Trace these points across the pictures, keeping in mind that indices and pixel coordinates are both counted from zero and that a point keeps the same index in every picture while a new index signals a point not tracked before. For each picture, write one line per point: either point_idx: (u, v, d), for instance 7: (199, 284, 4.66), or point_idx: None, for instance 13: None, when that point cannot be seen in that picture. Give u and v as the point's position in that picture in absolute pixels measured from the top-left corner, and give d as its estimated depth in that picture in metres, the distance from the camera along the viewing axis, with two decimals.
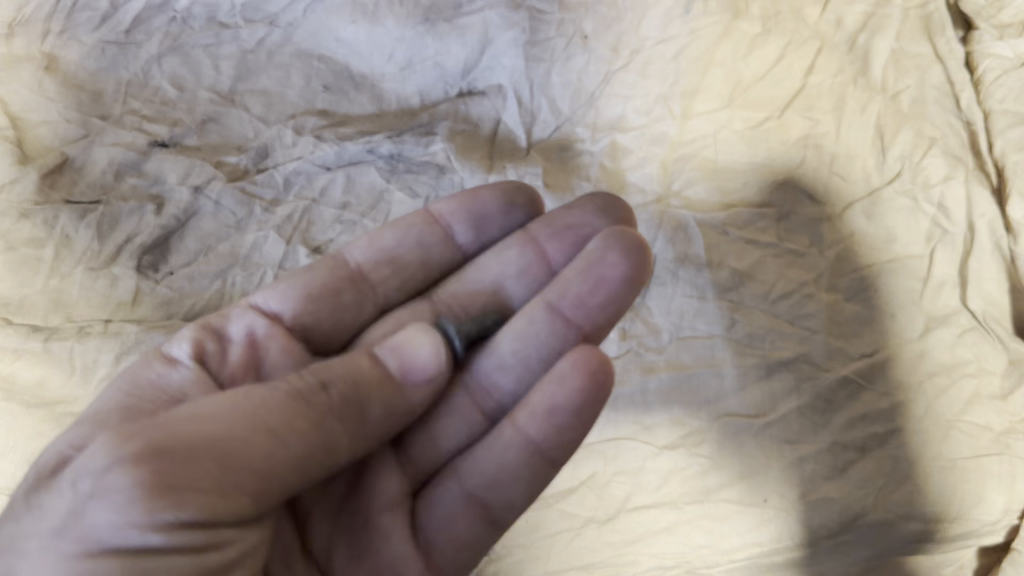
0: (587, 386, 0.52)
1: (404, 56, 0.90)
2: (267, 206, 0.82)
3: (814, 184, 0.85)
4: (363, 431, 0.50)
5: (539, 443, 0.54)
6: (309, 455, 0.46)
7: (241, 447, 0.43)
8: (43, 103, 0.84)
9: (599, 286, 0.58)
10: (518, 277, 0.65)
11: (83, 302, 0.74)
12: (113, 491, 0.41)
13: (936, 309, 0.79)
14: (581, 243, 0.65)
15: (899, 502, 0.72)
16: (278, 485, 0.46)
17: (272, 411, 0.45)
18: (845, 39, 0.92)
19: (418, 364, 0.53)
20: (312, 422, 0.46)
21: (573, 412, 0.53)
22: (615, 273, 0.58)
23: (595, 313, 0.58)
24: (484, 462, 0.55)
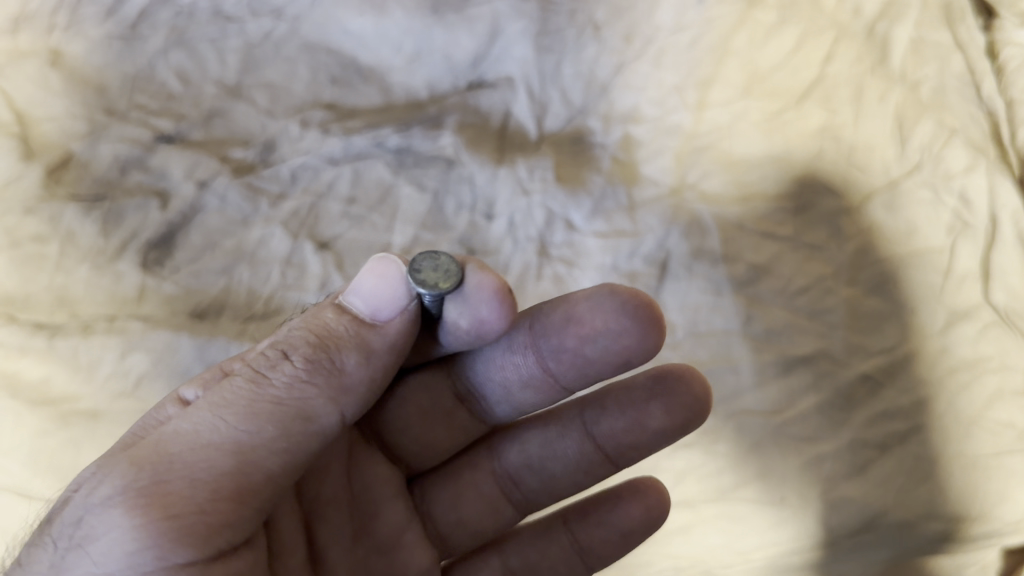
0: (645, 518, 0.61)
1: (413, 48, 0.88)
2: (273, 200, 0.80)
3: (832, 176, 0.83)
4: (345, 387, 0.43)
5: (588, 551, 0.62)
6: (288, 430, 0.41)
7: (209, 449, 0.40)
8: (46, 96, 0.82)
9: (641, 429, 0.58)
10: (522, 388, 0.56)
11: (88, 299, 0.73)
12: (94, 540, 0.38)
13: (959, 303, 0.77)
14: (596, 359, 0.53)
15: (921, 500, 0.70)
16: (266, 477, 0.41)
17: (235, 396, 0.42)
18: (863, 28, 0.90)
19: (380, 304, 0.45)
20: (279, 394, 0.42)
21: (624, 535, 0.61)
22: (654, 421, 0.57)
23: (622, 446, 0.59)
24: (539, 556, 0.62)
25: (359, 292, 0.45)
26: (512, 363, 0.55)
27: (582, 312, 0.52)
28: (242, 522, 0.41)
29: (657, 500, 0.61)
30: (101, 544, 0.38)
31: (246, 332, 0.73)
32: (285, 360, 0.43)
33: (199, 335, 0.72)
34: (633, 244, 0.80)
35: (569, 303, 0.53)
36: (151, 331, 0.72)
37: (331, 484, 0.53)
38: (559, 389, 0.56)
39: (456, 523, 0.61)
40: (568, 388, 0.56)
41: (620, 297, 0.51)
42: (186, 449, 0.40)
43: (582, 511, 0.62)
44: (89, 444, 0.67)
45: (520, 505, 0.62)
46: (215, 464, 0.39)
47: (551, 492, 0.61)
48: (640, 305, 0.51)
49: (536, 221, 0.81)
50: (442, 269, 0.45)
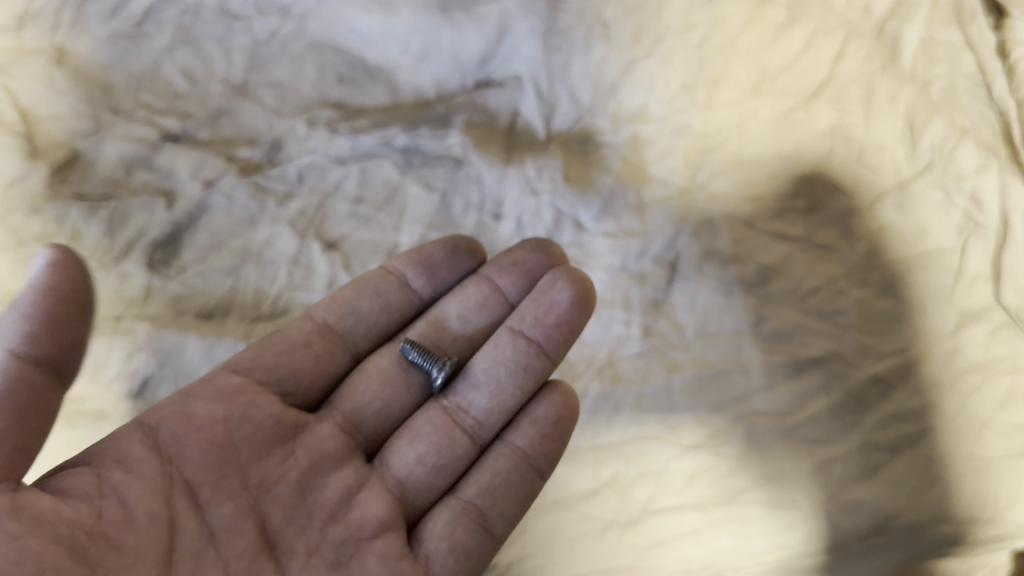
0: (562, 405, 0.64)
1: (420, 46, 0.88)
2: (280, 200, 0.80)
3: (841, 176, 0.83)
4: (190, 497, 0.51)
5: (527, 451, 0.63)
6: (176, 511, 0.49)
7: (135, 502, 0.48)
8: (51, 95, 0.82)
9: (554, 310, 0.65)
10: (478, 311, 0.70)
11: (94, 300, 0.73)
12: None
13: (970, 304, 0.76)
14: (531, 277, 0.70)
15: (932, 503, 0.69)
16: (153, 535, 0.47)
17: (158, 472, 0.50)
18: (874, 27, 0.89)
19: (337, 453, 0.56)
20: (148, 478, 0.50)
21: (555, 424, 0.63)
22: (566, 298, 0.65)
23: (552, 332, 0.65)
24: (486, 474, 0.62)
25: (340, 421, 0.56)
26: (467, 294, 0.70)
27: (522, 254, 0.72)
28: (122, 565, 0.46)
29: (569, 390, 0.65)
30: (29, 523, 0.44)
31: (253, 333, 0.73)
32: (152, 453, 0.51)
33: (206, 336, 0.72)
34: (641, 245, 0.79)
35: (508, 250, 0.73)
36: (158, 332, 0.71)
37: (274, 466, 0.55)
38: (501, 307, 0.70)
39: (411, 466, 0.61)
40: (512, 302, 0.70)
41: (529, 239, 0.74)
42: None
43: (509, 425, 0.64)
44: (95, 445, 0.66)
45: (473, 433, 0.63)
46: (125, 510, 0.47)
47: (502, 406, 0.64)
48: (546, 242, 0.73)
49: (544, 221, 0.81)
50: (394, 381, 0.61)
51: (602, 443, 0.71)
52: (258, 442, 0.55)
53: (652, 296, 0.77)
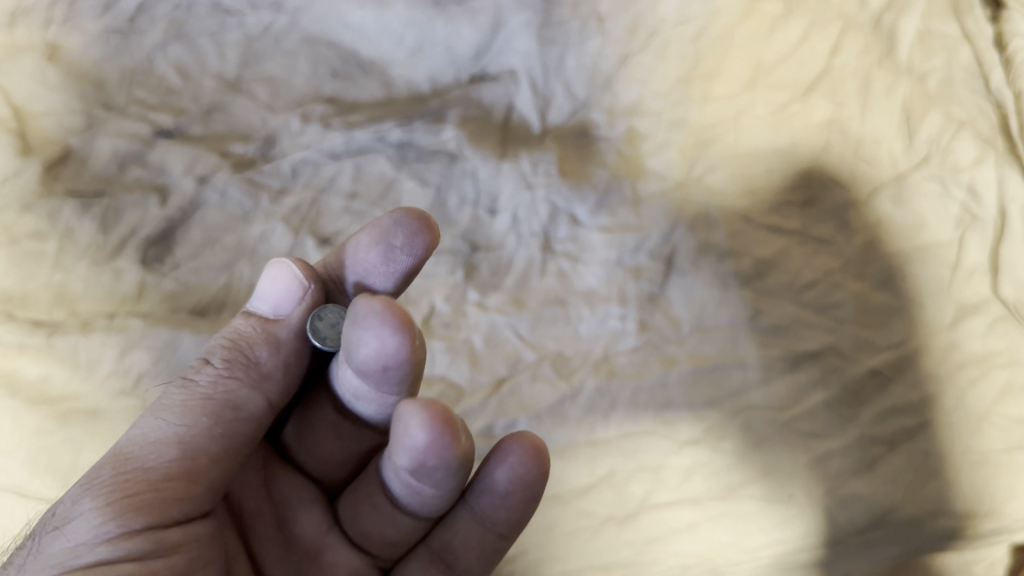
0: (519, 477, 0.55)
1: (415, 41, 0.88)
2: (274, 195, 0.80)
3: (838, 169, 0.82)
4: (264, 375, 0.51)
5: (485, 518, 0.57)
6: (215, 420, 0.48)
7: (157, 443, 0.47)
8: (43, 91, 0.81)
9: (423, 471, 0.51)
10: (360, 401, 0.56)
11: (87, 297, 0.73)
12: (69, 523, 0.45)
13: (968, 297, 0.76)
14: (384, 375, 0.51)
15: (929, 497, 0.69)
16: (209, 457, 0.48)
17: (171, 400, 0.49)
18: (870, 19, 0.89)
19: (281, 302, 0.53)
20: (208, 392, 0.49)
21: (504, 497, 0.56)
22: (431, 459, 0.50)
23: (437, 484, 0.52)
24: (449, 536, 0.58)
25: (263, 296, 0.53)
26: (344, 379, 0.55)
27: (357, 348, 0.49)
28: (197, 497, 0.47)
29: (529, 456, 0.55)
30: (79, 521, 0.44)
31: None
32: (208, 364, 0.51)
33: (200, 332, 0.71)
34: (638, 239, 0.79)
35: (352, 313, 0.49)
36: (151, 328, 0.71)
37: (253, 497, 0.56)
38: (387, 395, 0.54)
39: (365, 535, 0.58)
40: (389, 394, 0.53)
41: (363, 309, 0.49)
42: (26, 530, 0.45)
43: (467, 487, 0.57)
44: (88, 442, 0.66)
45: (411, 514, 0.57)
46: (162, 454, 0.46)
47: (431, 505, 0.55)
48: (390, 318, 0.48)
49: (540, 215, 0.80)
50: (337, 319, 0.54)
51: (599, 439, 0.70)
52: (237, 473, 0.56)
53: (648, 290, 0.77)
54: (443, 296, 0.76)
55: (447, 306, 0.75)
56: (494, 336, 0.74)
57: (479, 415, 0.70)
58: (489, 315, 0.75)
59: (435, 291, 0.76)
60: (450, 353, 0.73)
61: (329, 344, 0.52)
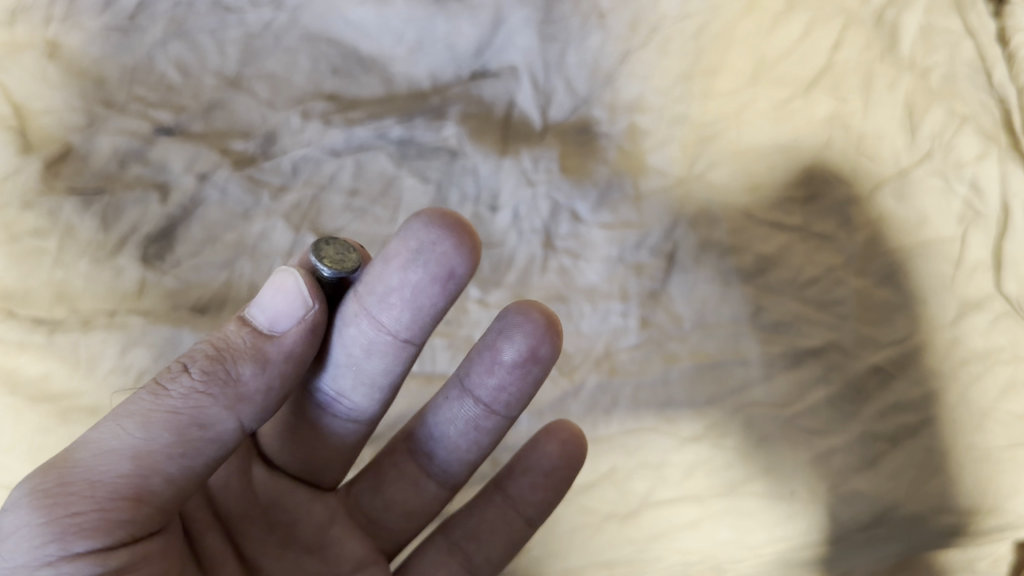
0: (561, 453, 0.61)
1: (415, 37, 0.87)
2: (275, 193, 0.79)
3: (841, 165, 0.82)
4: (244, 397, 0.45)
5: (518, 498, 0.61)
6: (178, 438, 0.42)
7: (109, 456, 0.41)
8: (43, 88, 0.81)
9: (506, 389, 0.58)
10: (365, 356, 0.52)
11: (88, 294, 0.72)
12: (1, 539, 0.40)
13: (971, 293, 0.76)
14: (414, 302, 0.50)
15: (932, 494, 0.69)
16: (165, 479, 0.42)
17: (136, 407, 0.43)
18: (872, 15, 0.88)
19: (280, 317, 0.46)
20: (176, 404, 0.43)
21: (547, 474, 0.61)
22: (516, 360, 0.57)
23: (508, 408, 0.59)
24: (478, 517, 0.61)
25: (262, 308, 0.46)
26: (346, 334, 0.52)
27: (395, 276, 0.49)
28: (145, 519, 0.42)
29: (572, 437, 0.61)
30: (13, 537, 0.39)
31: None
32: (185, 372, 0.44)
33: (201, 330, 0.71)
34: (639, 235, 0.79)
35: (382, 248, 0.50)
36: (152, 325, 0.71)
37: (242, 503, 0.55)
38: (403, 345, 0.52)
39: (386, 506, 0.62)
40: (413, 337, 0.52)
41: (421, 222, 0.49)
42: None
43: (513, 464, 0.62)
44: None
45: (441, 479, 0.62)
46: (112, 469, 0.41)
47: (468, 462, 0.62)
48: (451, 225, 0.49)
49: (541, 212, 0.80)
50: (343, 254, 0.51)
51: (600, 436, 0.70)
52: (222, 480, 0.54)
53: (650, 287, 0.76)
54: None
55: None
56: None
57: None
58: (490, 311, 0.75)
59: None
60: (451, 349, 0.73)
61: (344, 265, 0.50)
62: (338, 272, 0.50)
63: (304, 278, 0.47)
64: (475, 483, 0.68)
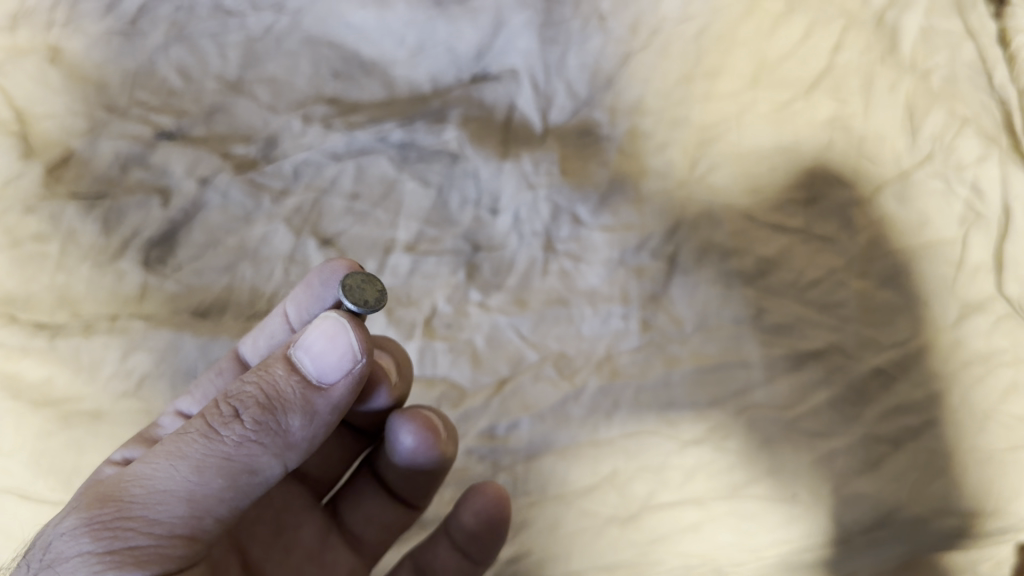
0: (482, 517, 0.62)
1: (416, 41, 0.88)
2: (276, 197, 0.79)
3: (842, 167, 0.82)
4: (291, 446, 0.46)
5: (458, 545, 0.63)
6: (230, 485, 0.44)
7: (165, 498, 0.44)
8: (46, 93, 0.82)
9: (412, 453, 0.61)
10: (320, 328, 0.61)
11: (90, 298, 0.72)
12: (61, 563, 0.43)
13: (972, 295, 0.76)
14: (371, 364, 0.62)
15: (935, 496, 0.69)
16: (214, 521, 0.45)
17: (189, 449, 0.44)
18: (873, 17, 0.88)
19: (329, 367, 0.46)
20: (228, 451, 0.44)
21: (473, 535, 0.62)
22: (409, 441, 0.60)
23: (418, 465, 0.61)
24: (431, 554, 0.64)
25: (309, 352, 0.47)
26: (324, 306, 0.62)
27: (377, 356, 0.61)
28: (194, 553, 0.45)
29: (494, 504, 0.61)
30: (73, 563, 0.42)
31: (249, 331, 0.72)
32: (235, 418, 0.45)
33: (202, 334, 0.71)
34: (640, 238, 0.79)
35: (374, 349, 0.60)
36: (153, 329, 0.71)
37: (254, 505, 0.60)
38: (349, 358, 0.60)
39: (365, 520, 0.66)
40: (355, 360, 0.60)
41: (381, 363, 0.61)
42: (39, 549, 0.45)
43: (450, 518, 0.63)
44: (92, 444, 0.66)
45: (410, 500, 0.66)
46: (168, 510, 0.43)
47: (425, 488, 0.64)
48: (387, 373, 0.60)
49: (542, 215, 0.80)
50: (358, 286, 0.52)
51: (601, 439, 0.70)
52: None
53: (651, 290, 0.76)
54: (445, 296, 0.76)
55: (449, 307, 0.75)
56: (496, 336, 0.74)
57: (482, 415, 0.70)
58: (491, 315, 0.75)
59: (437, 292, 0.76)
60: (453, 353, 0.73)
61: (368, 303, 0.51)
62: (359, 309, 0.51)
63: (354, 329, 0.47)
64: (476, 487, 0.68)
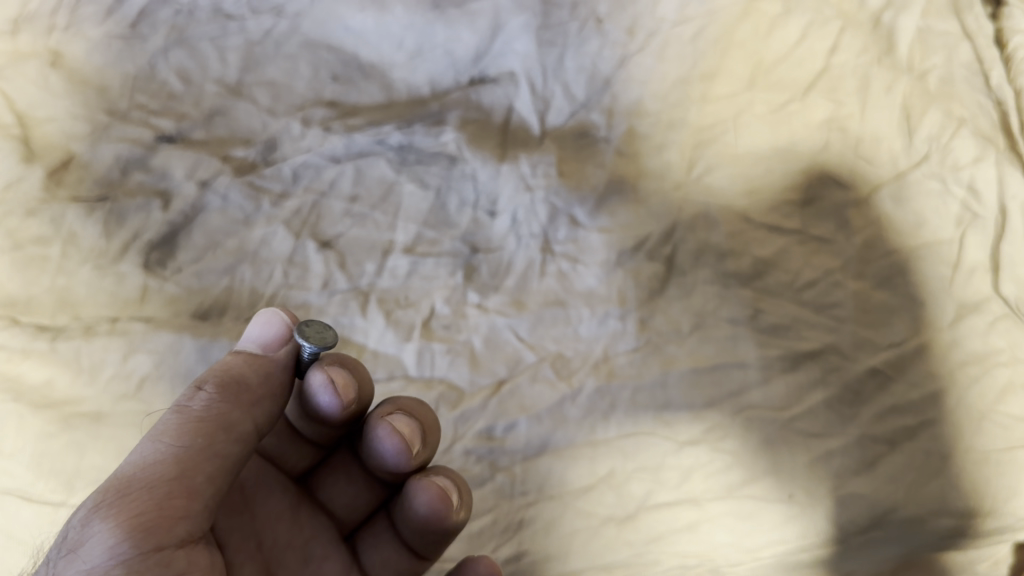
0: None
1: (415, 44, 0.88)
2: (275, 199, 0.80)
3: (839, 168, 0.82)
4: (255, 400, 0.50)
5: None
6: (210, 439, 0.47)
7: (155, 465, 0.45)
8: (48, 98, 0.83)
9: (428, 516, 0.59)
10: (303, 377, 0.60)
11: (91, 301, 0.73)
12: (78, 549, 0.42)
13: (969, 295, 0.76)
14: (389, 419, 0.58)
15: (931, 496, 0.69)
16: (206, 478, 0.46)
17: (165, 425, 0.47)
18: (869, 18, 0.89)
19: (268, 339, 0.54)
20: (201, 414, 0.48)
21: None
22: (424, 503, 0.58)
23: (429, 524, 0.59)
24: None
25: (250, 338, 0.54)
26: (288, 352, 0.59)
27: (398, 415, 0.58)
28: (196, 520, 0.46)
29: None
30: (91, 544, 0.42)
31: None
32: (198, 390, 0.49)
33: (202, 335, 0.72)
34: (637, 239, 0.79)
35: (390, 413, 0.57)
36: (153, 332, 0.71)
37: (286, 531, 0.59)
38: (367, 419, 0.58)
39: (382, 563, 0.63)
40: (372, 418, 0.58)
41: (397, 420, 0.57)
42: (47, 563, 0.44)
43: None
44: (93, 446, 0.66)
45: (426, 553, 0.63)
46: (163, 473, 0.45)
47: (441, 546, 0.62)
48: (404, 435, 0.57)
49: (540, 217, 0.80)
50: (319, 332, 0.55)
51: (598, 439, 0.70)
52: (271, 509, 0.59)
53: (647, 291, 0.77)
54: (443, 298, 0.76)
55: (448, 308, 0.76)
56: (494, 337, 0.75)
57: (480, 415, 0.70)
58: (489, 316, 0.76)
59: (435, 293, 0.77)
60: (451, 354, 0.73)
61: (321, 341, 0.53)
62: (318, 347, 0.53)
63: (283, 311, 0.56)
64: (474, 487, 0.68)
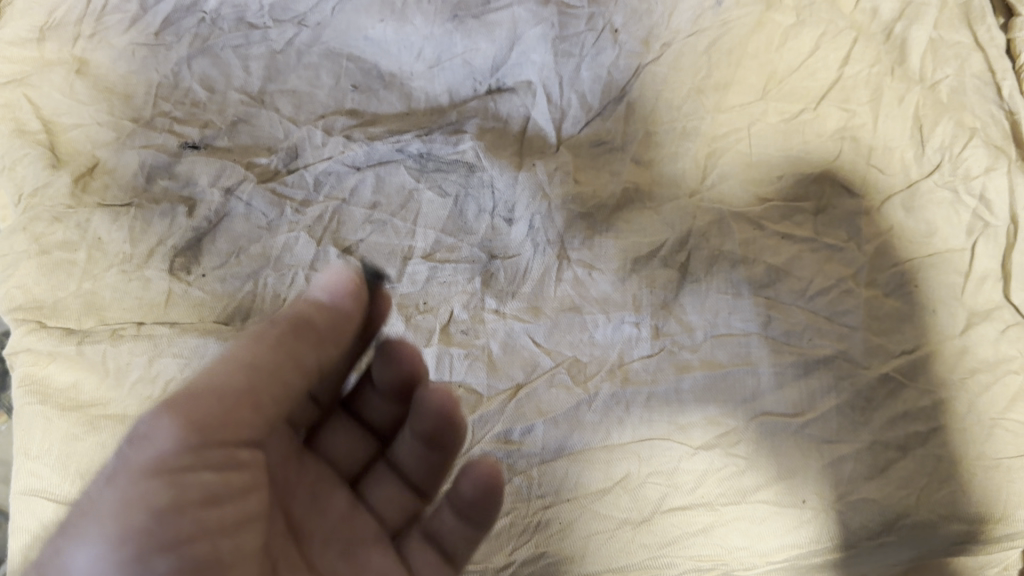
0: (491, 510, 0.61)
1: (434, 54, 0.91)
2: (298, 206, 0.82)
3: (851, 177, 0.84)
4: (321, 337, 0.54)
5: None
6: (280, 343, 0.52)
7: (223, 372, 0.50)
8: (74, 105, 0.85)
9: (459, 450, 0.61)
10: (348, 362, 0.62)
11: (116, 305, 0.75)
12: (137, 437, 0.46)
13: (980, 303, 0.77)
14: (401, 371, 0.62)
15: (943, 502, 0.70)
16: (261, 409, 0.51)
17: (242, 341, 0.52)
18: (881, 29, 0.90)
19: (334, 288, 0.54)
20: (274, 328, 0.53)
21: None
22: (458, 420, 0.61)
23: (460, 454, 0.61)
24: None
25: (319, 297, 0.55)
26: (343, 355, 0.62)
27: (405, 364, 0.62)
28: (242, 421, 0.50)
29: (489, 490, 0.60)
30: (151, 441, 0.46)
31: None
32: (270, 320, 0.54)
33: (226, 339, 0.73)
34: (651, 247, 0.81)
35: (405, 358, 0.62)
36: (178, 336, 0.72)
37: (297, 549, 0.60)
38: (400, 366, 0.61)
39: None
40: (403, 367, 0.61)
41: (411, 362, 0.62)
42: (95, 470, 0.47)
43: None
44: (118, 446, 0.67)
45: None
46: (226, 377, 0.49)
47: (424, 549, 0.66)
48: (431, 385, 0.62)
49: (556, 224, 0.82)
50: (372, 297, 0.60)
51: (613, 443, 0.71)
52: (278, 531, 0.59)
53: (661, 297, 0.78)
54: (462, 303, 0.78)
55: (465, 314, 0.78)
56: (511, 343, 0.76)
57: (498, 419, 0.72)
58: (507, 321, 0.77)
59: (454, 299, 0.78)
60: (469, 358, 0.75)
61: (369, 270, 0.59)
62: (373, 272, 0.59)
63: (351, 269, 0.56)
64: None
